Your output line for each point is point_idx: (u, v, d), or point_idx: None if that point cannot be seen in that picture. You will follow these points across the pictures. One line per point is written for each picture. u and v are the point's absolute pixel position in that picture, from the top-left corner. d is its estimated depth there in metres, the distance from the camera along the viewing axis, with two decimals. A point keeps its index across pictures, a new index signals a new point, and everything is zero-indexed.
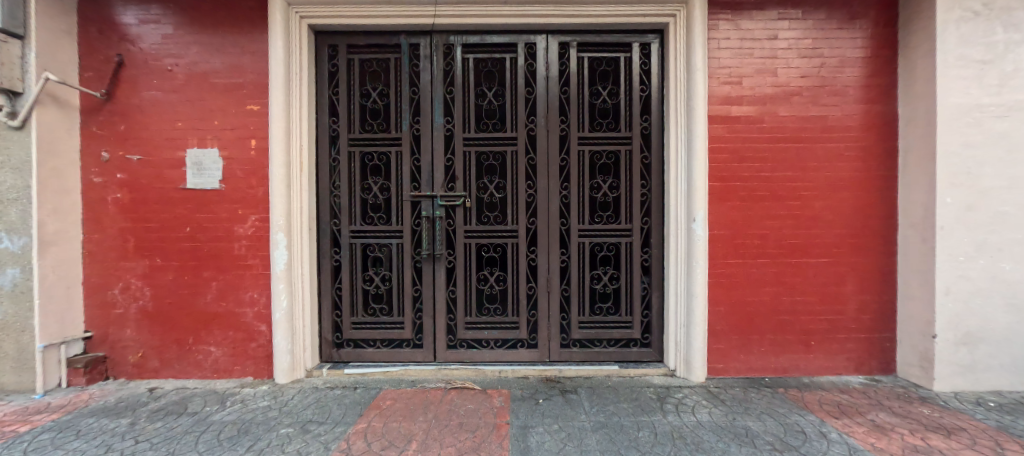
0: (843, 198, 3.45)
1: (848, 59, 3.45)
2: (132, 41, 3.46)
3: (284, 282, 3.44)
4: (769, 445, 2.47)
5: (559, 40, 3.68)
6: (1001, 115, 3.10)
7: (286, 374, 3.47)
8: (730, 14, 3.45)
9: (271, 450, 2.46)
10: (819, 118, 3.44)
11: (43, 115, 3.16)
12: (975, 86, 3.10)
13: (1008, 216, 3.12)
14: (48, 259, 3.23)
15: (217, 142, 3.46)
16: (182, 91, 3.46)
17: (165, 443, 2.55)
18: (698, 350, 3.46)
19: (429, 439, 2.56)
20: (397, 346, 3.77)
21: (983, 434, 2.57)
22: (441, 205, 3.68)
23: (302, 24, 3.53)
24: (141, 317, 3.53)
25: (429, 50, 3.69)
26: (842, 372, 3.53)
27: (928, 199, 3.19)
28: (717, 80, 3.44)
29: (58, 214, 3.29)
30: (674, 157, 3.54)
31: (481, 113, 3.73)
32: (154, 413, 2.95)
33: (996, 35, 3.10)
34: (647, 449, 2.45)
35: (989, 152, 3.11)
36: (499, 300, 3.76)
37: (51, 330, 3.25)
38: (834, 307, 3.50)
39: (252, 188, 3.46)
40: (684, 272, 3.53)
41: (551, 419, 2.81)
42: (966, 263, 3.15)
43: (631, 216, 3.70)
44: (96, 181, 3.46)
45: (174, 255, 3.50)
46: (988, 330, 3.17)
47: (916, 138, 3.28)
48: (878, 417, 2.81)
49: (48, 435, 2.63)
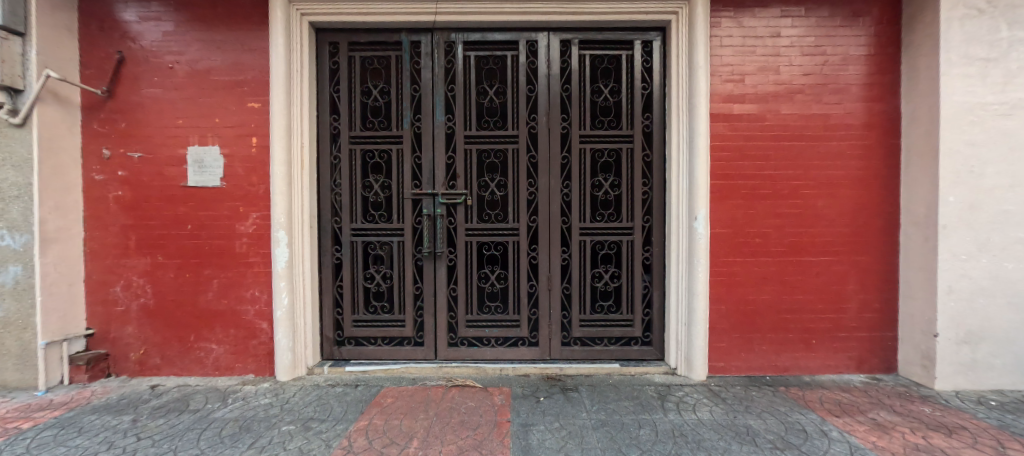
0: (845, 197, 3.45)
1: (850, 57, 3.43)
2: (133, 38, 3.45)
3: (285, 279, 3.44)
4: (770, 443, 2.47)
5: (561, 37, 3.67)
6: (1004, 114, 3.09)
7: (288, 371, 3.48)
8: (732, 11, 3.43)
9: (273, 447, 2.46)
10: (821, 116, 3.43)
11: (44, 112, 3.16)
12: (979, 84, 3.09)
13: (1011, 215, 3.11)
14: (49, 256, 3.23)
15: (218, 140, 3.46)
16: (183, 89, 3.46)
17: (166, 440, 2.56)
18: (699, 348, 3.46)
19: (430, 437, 2.56)
20: (398, 344, 3.77)
21: (984, 433, 2.56)
22: (442, 203, 3.68)
23: (302, 22, 3.52)
24: (143, 314, 3.54)
25: (430, 47, 3.68)
26: (844, 370, 3.53)
27: (930, 197, 3.18)
28: (720, 77, 3.43)
29: (59, 211, 3.29)
30: (676, 156, 3.54)
31: (483, 111, 3.73)
32: (156, 411, 2.95)
33: (1000, 33, 3.09)
34: (647, 447, 2.45)
35: (992, 150, 3.10)
36: (500, 298, 3.76)
37: (53, 328, 3.26)
38: (835, 305, 3.49)
39: (254, 185, 3.46)
40: (686, 269, 3.53)
41: (552, 417, 2.81)
42: (968, 262, 3.14)
43: (632, 215, 3.70)
44: (97, 178, 3.46)
45: (176, 252, 3.50)
46: (990, 329, 3.16)
47: (919, 136, 3.27)
48: (879, 416, 2.81)
49: (50, 432, 2.63)
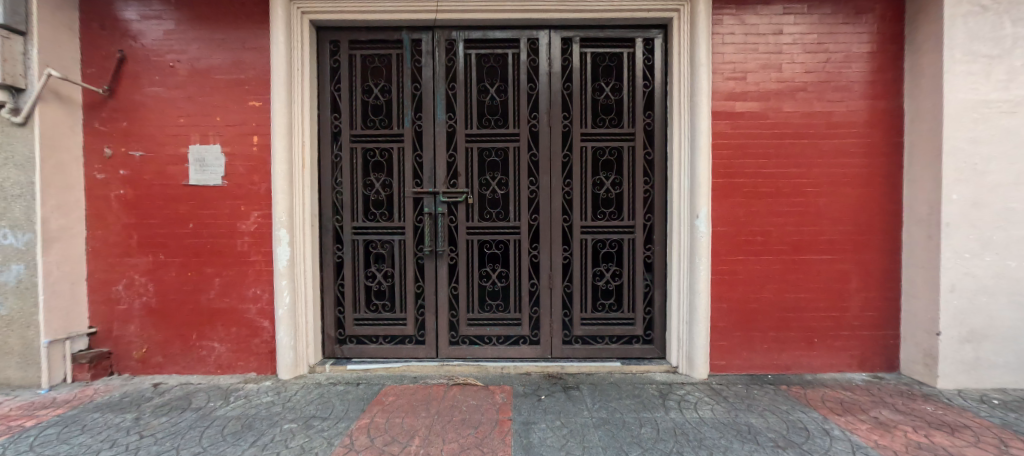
0: (847, 195, 3.43)
1: (853, 54, 3.42)
2: (133, 37, 3.45)
3: (287, 278, 3.44)
4: (772, 442, 2.47)
5: (561, 35, 3.65)
6: (1009, 111, 3.07)
7: (289, 369, 3.49)
8: (734, 9, 3.42)
9: (274, 446, 2.47)
10: (823, 114, 3.41)
11: (46, 111, 3.16)
12: (983, 81, 3.07)
13: (1014, 213, 3.09)
14: (52, 255, 3.24)
15: (219, 139, 3.46)
16: (184, 87, 3.46)
17: (169, 437, 2.57)
18: (700, 347, 3.46)
19: (432, 435, 2.56)
20: (399, 342, 3.78)
21: (987, 432, 2.56)
22: (443, 201, 3.67)
23: (303, 20, 3.52)
24: (145, 313, 3.55)
25: (431, 45, 3.67)
26: (846, 369, 3.52)
27: (933, 195, 3.17)
28: (722, 75, 3.42)
29: (61, 210, 3.29)
30: (677, 154, 3.53)
31: (483, 109, 3.72)
32: (158, 408, 2.96)
33: (1004, 30, 3.06)
34: (649, 445, 2.45)
35: (995, 148, 3.08)
36: (501, 296, 3.76)
37: (56, 327, 3.27)
38: (837, 304, 3.48)
39: (255, 185, 3.46)
40: (687, 268, 3.52)
41: (553, 416, 2.81)
42: (971, 260, 3.13)
43: (634, 213, 3.69)
44: (99, 177, 3.47)
45: (178, 250, 3.51)
46: (993, 328, 3.15)
47: (922, 134, 3.25)
48: (881, 414, 2.80)
49: (54, 429, 2.64)
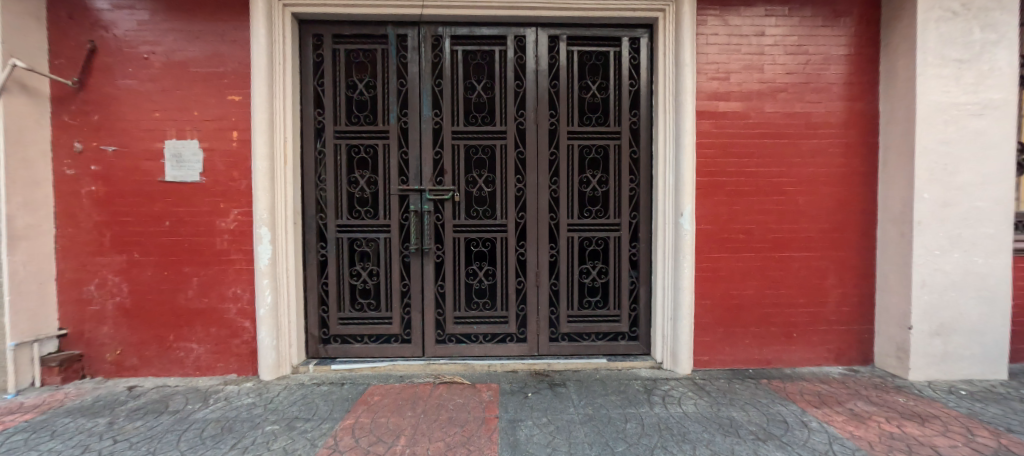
0: (825, 194, 3.53)
1: (832, 56, 3.50)
2: (105, 27, 3.32)
3: (268, 277, 3.37)
4: (752, 434, 2.53)
5: (548, 32, 3.65)
6: (976, 113, 3.19)
7: (271, 370, 3.42)
8: (718, 10, 3.46)
9: (256, 448, 2.42)
10: (803, 115, 3.49)
11: (10, 103, 3.02)
12: (953, 85, 3.18)
13: (981, 211, 3.22)
14: (18, 253, 3.10)
15: (197, 135, 3.36)
16: (159, 80, 3.34)
17: (144, 442, 2.49)
18: (684, 343, 3.52)
19: (417, 434, 2.55)
20: (385, 341, 3.75)
21: (954, 421, 2.67)
22: (429, 199, 3.64)
23: (285, 13, 3.43)
24: (119, 313, 3.43)
25: (417, 41, 3.62)
26: (823, 362, 3.62)
27: (906, 194, 3.28)
28: (705, 75, 3.46)
29: (28, 207, 3.15)
30: (663, 153, 3.56)
31: (470, 106, 3.70)
32: (134, 412, 2.87)
33: (973, 35, 3.18)
34: (634, 440, 2.48)
35: (964, 149, 3.20)
36: (488, 294, 3.76)
37: (23, 329, 3.13)
38: (815, 299, 3.58)
39: (234, 181, 3.38)
40: (672, 265, 3.57)
41: (539, 412, 2.83)
42: (940, 257, 3.25)
43: (619, 211, 3.73)
44: (68, 173, 3.33)
45: (154, 249, 3.40)
46: (961, 322, 3.29)
47: (896, 135, 3.36)
48: (856, 406, 2.89)
49: (21, 436, 2.53)
